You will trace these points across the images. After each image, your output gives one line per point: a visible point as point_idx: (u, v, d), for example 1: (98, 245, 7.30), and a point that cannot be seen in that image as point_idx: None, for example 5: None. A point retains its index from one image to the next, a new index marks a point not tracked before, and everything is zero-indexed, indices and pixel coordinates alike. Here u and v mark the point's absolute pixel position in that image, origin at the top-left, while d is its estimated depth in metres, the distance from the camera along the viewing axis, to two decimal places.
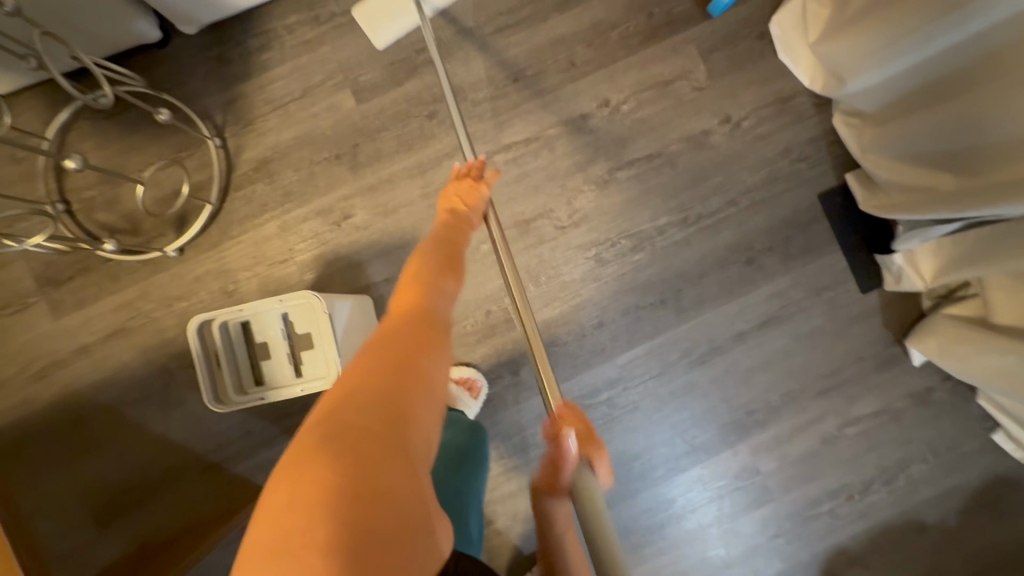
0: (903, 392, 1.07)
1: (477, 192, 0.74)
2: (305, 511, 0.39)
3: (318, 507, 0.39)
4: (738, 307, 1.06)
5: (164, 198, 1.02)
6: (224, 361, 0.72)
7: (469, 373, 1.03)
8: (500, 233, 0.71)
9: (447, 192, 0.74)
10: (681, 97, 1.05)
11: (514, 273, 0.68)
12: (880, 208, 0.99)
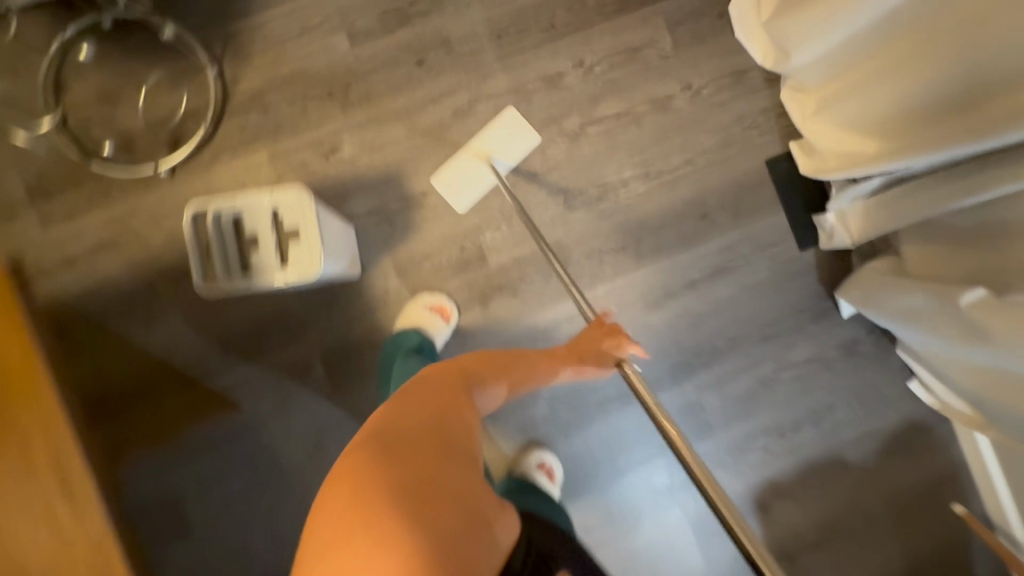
0: (834, 341, 1.19)
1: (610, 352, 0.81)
2: (384, 516, 0.53)
3: (377, 511, 0.53)
4: (692, 256, 1.17)
5: (160, 120, 1.07)
6: (218, 249, 0.79)
7: (440, 299, 1.10)
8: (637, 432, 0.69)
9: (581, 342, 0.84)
10: (648, 64, 1.16)
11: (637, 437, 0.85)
12: (817, 169, 1.12)
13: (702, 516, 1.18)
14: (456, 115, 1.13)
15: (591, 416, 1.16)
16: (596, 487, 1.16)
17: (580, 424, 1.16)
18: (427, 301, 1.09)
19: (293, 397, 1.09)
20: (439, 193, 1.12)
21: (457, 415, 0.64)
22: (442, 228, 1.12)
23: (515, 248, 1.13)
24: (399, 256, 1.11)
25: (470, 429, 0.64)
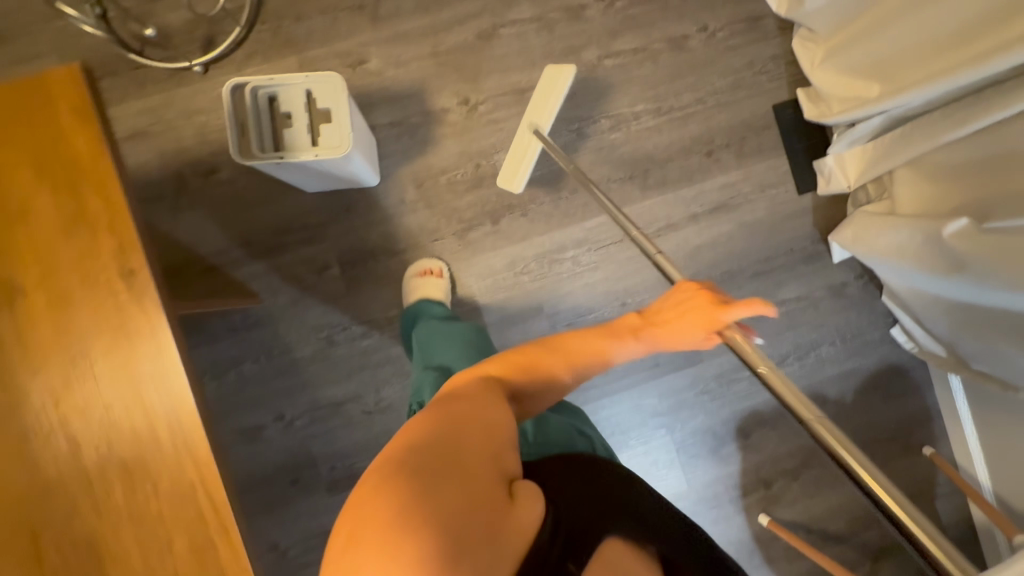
0: (823, 283, 1.25)
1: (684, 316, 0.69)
2: (381, 528, 0.49)
3: (382, 532, 0.48)
4: (695, 192, 1.22)
5: (197, 18, 1.11)
6: (253, 123, 0.83)
7: (429, 264, 1.14)
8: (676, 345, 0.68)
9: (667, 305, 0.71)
10: (667, 3, 1.21)
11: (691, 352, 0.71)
12: (820, 115, 1.17)
13: (686, 439, 1.25)
14: (480, 38, 1.17)
15: None
16: (588, 404, 1.23)
17: None
18: (417, 268, 1.13)
19: (309, 292, 1.15)
20: (459, 111, 1.17)
21: (468, 422, 0.57)
22: (459, 145, 1.17)
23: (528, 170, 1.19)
24: (417, 169, 1.17)
25: (483, 430, 0.57)
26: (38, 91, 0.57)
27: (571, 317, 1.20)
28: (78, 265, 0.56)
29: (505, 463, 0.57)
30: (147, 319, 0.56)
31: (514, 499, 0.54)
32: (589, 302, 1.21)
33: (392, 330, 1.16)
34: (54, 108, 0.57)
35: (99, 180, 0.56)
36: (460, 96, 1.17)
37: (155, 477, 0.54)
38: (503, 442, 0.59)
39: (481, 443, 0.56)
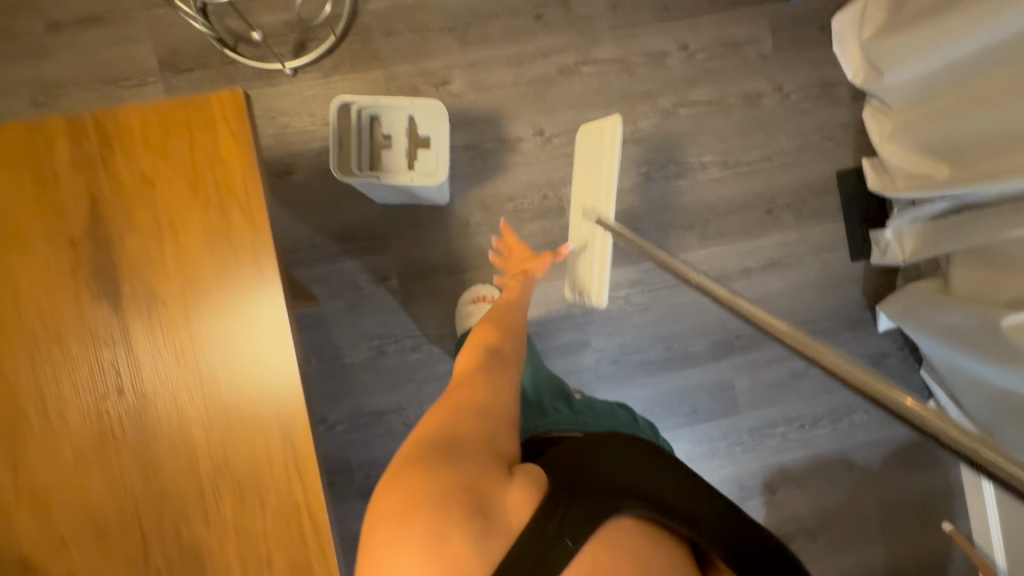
0: (864, 350, 1.28)
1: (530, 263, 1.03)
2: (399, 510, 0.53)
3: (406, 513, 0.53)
4: (751, 247, 1.25)
5: (292, 22, 1.13)
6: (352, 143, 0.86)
7: (479, 290, 1.16)
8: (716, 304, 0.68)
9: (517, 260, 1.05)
10: (746, 60, 1.23)
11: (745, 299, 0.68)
12: (884, 188, 1.20)
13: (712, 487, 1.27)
14: (561, 72, 1.19)
15: (632, 376, 1.24)
16: None
17: (620, 383, 1.23)
18: (470, 295, 1.15)
19: (366, 301, 1.17)
20: (533, 141, 1.19)
21: (459, 412, 0.64)
22: (529, 174, 1.19)
23: None
24: (485, 193, 1.19)
25: (470, 416, 0.63)
26: (206, 107, 0.54)
27: (616, 354, 1.23)
28: (204, 229, 0.54)
29: (501, 443, 0.61)
30: (283, 349, 0.55)
31: (509, 471, 0.57)
32: (635, 341, 1.23)
33: (442, 347, 1.18)
34: (215, 126, 0.54)
35: (252, 207, 0.54)
36: (536, 127, 1.19)
37: (264, 494, 0.55)
38: (497, 424, 0.64)
39: (473, 424, 0.62)
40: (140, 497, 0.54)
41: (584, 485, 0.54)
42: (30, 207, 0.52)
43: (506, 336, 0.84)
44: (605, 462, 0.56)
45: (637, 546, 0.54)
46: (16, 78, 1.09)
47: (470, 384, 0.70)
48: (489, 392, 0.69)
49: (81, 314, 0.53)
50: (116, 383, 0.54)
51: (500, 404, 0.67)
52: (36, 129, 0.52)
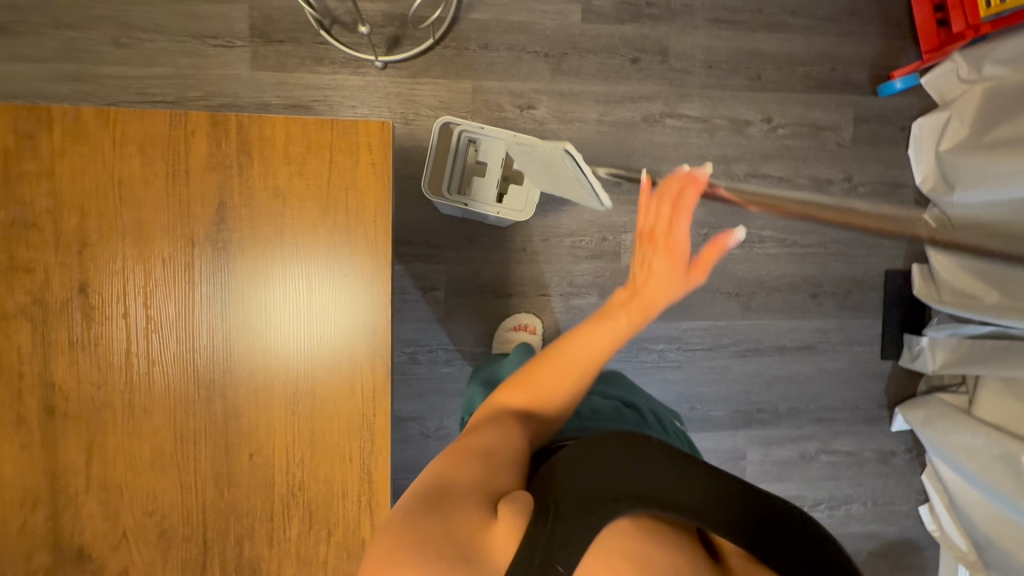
0: (874, 446, 1.30)
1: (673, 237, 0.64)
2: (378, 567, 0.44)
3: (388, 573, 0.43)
4: (790, 326, 1.26)
5: (392, 15, 1.11)
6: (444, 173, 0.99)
7: (523, 318, 1.16)
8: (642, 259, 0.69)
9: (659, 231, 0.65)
10: (824, 145, 1.24)
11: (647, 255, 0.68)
12: (926, 296, 1.22)
13: None
14: (645, 120, 1.19)
15: None
16: None
17: None
18: (511, 322, 1.16)
19: (408, 306, 1.16)
20: (604, 182, 1.18)
21: (455, 455, 0.52)
22: (593, 214, 1.18)
23: None
24: (548, 224, 1.17)
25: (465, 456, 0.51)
26: (349, 135, 0.57)
27: None
28: (324, 256, 0.58)
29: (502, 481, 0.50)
30: (368, 372, 0.58)
31: (499, 508, 0.46)
32: (660, 396, 1.24)
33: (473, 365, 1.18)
34: (356, 153, 0.58)
35: (376, 239, 0.58)
36: (609, 169, 1.19)
37: (331, 525, 0.58)
38: (505, 468, 0.51)
39: (476, 464, 0.50)
40: (208, 504, 0.56)
41: (566, 508, 0.44)
42: (167, 208, 0.56)
43: (544, 386, 0.61)
44: (588, 474, 0.46)
45: (641, 548, 0.46)
46: (100, 12, 1.04)
47: (483, 430, 0.55)
48: (504, 439, 0.54)
49: (187, 314, 0.56)
50: (206, 386, 0.57)
51: (508, 447, 0.53)
52: (178, 127, 0.55)
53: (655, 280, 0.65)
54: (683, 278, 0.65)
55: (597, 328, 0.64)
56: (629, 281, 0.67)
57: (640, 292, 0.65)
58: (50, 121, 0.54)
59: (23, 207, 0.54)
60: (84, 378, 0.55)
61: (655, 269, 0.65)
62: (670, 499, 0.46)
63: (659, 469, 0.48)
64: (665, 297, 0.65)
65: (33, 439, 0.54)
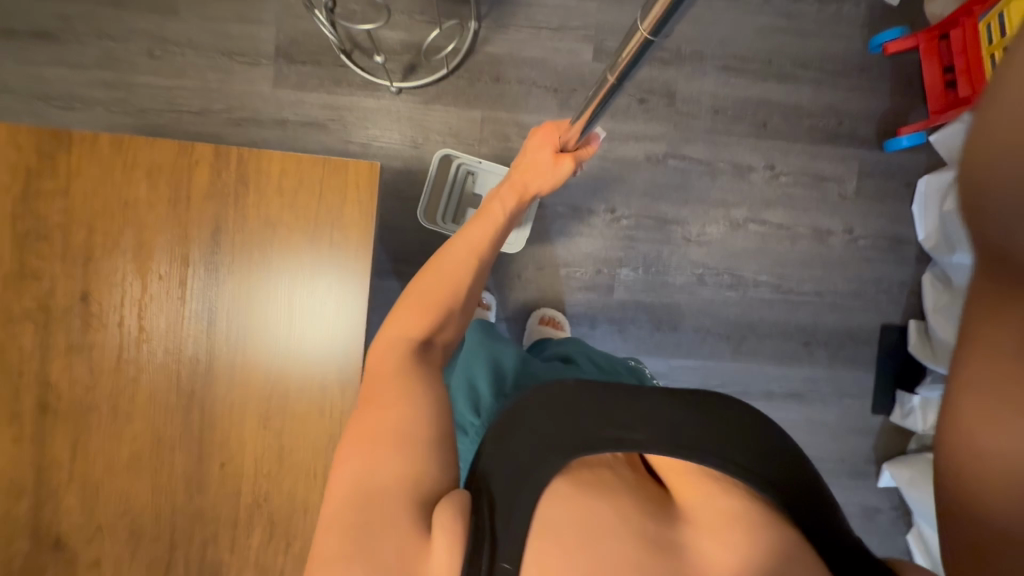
0: (860, 502, 1.28)
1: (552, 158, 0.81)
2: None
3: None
4: (780, 373, 1.25)
5: (411, 45, 1.16)
6: (446, 189, 1.12)
7: (548, 313, 1.18)
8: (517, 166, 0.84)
9: (535, 150, 0.82)
10: (826, 196, 1.25)
11: (522, 164, 0.83)
12: (923, 355, 1.20)
13: None
14: (648, 159, 1.21)
15: None
16: None
17: None
18: (538, 318, 1.18)
19: None
20: (602, 217, 1.21)
21: (375, 444, 0.51)
22: (588, 249, 1.21)
23: (639, 292, 1.22)
24: (543, 254, 1.20)
25: (388, 450, 0.51)
26: (340, 173, 0.62)
27: None
28: (302, 275, 0.62)
29: (429, 482, 0.51)
30: (340, 387, 0.62)
31: (434, 523, 0.47)
32: None
33: None
34: (344, 190, 0.62)
35: (355, 265, 0.62)
36: (609, 205, 1.21)
37: (291, 537, 0.61)
38: (430, 460, 0.51)
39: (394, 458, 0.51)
40: (178, 508, 0.60)
41: (499, 497, 0.47)
42: (166, 227, 0.60)
43: (435, 291, 0.66)
44: (509, 455, 0.50)
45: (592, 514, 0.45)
46: (139, 26, 1.12)
47: (389, 398, 0.54)
48: (416, 412, 0.54)
49: (176, 327, 0.60)
50: (187, 396, 0.60)
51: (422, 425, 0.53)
52: (184, 156, 0.60)
53: (533, 157, 0.82)
54: (555, 160, 0.81)
55: (472, 226, 0.75)
56: (513, 170, 0.84)
57: (515, 172, 0.82)
58: (69, 144, 0.59)
59: (37, 221, 0.59)
60: (76, 382, 0.59)
61: (532, 146, 0.83)
62: (603, 437, 0.49)
63: (578, 418, 0.50)
64: (540, 177, 0.82)
65: (25, 433, 0.58)
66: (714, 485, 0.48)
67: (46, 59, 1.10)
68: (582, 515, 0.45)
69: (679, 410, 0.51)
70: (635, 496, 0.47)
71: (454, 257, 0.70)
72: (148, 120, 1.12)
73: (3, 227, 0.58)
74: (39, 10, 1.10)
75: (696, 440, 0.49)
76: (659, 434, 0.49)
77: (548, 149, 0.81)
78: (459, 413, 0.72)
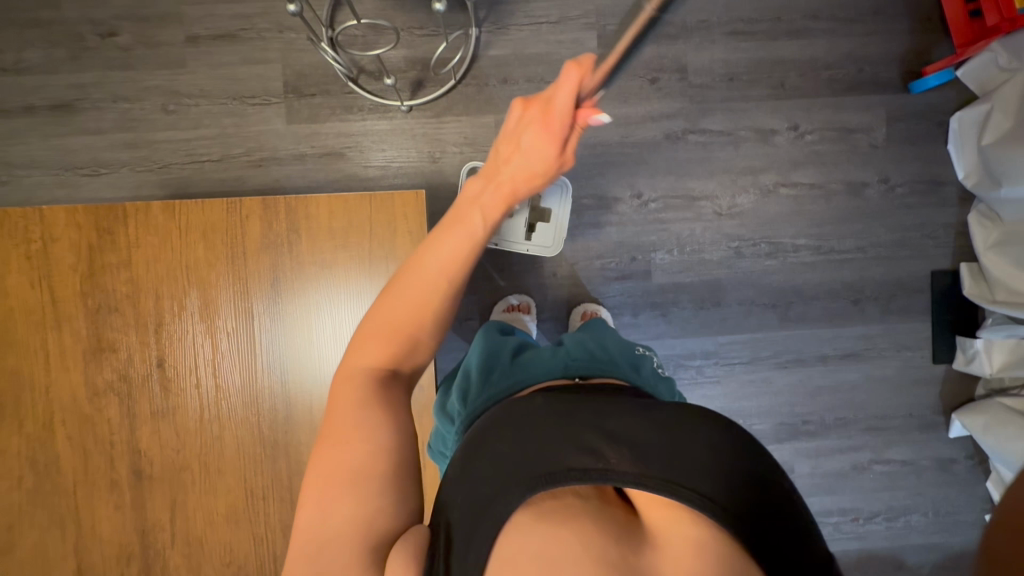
0: (932, 454, 1.24)
1: (542, 154, 0.58)
2: None
3: None
4: (832, 334, 1.22)
5: (415, 60, 1.16)
6: None
7: (591, 306, 1.16)
8: (487, 165, 0.61)
9: (517, 142, 0.59)
10: (856, 148, 1.21)
11: (494, 163, 0.61)
12: (979, 297, 1.16)
13: None
14: (668, 137, 1.19)
15: None
16: None
17: None
18: (580, 310, 1.16)
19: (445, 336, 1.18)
20: (630, 203, 1.19)
21: (331, 480, 0.48)
22: (620, 237, 1.20)
23: (678, 273, 1.21)
24: (575, 249, 1.19)
25: (343, 487, 0.47)
26: (388, 207, 0.66)
27: None
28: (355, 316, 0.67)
29: (387, 518, 0.48)
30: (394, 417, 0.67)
31: (386, 567, 0.45)
32: None
33: None
34: (393, 223, 0.67)
35: None
36: (635, 190, 1.19)
37: None
38: (389, 494, 0.48)
39: (351, 496, 0.47)
40: (279, 555, 0.65)
41: (457, 530, 0.46)
42: (228, 284, 0.66)
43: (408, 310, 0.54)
44: (475, 484, 0.47)
45: (552, 547, 0.40)
46: (151, 83, 1.14)
47: (348, 432, 0.49)
48: (374, 440, 0.49)
49: (250, 381, 0.66)
50: (271, 446, 0.66)
51: (377, 460, 0.48)
52: (235, 213, 0.66)
53: (528, 160, 0.58)
54: (556, 161, 0.58)
55: (444, 237, 0.56)
56: (488, 168, 0.61)
57: (500, 172, 0.60)
58: (126, 218, 0.65)
59: (106, 294, 0.65)
60: (165, 446, 0.65)
61: (527, 141, 0.58)
62: (565, 466, 0.45)
63: (545, 436, 0.48)
64: (532, 179, 0.59)
65: (125, 500, 0.65)
66: (687, 517, 0.42)
67: (69, 130, 1.13)
68: (533, 545, 0.41)
69: (651, 433, 0.47)
70: (599, 519, 0.42)
71: (423, 283, 0.54)
72: (172, 175, 1.14)
73: (77, 306, 0.65)
74: (55, 82, 1.12)
75: (670, 468, 0.44)
76: (628, 461, 0.45)
77: (534, 139, 0.57)
78: (452, 404, 0.70)
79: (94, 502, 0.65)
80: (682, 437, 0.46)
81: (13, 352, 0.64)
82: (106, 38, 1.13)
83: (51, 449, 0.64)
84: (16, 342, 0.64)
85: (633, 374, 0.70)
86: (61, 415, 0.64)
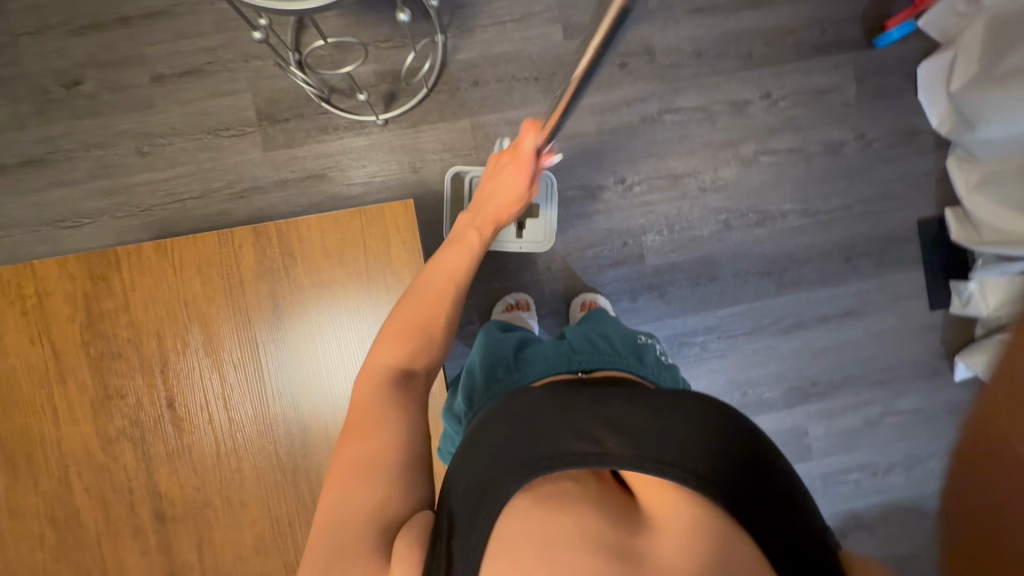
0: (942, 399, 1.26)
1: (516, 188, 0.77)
2: None
3: None
4: (830, 294, 1.24)
5: (384, 74, 1.16)
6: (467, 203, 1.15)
7: (590, 296, 1.16)
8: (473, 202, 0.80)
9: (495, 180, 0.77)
10: (829, 109, 1.23)
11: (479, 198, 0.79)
12: (966, 239, 1.17)
13: None
14: (644, 120, 1.20)
15: None
16: None
17: None
18: (579, 301, 1.17)
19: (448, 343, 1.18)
20: (615, 189, 1.20)
21: (346, 470, 0.50)
22: (608, 223, 1.20)
23: (671, 253, 1.21)
24: (568, 241, 1.20)
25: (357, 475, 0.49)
26: (378, 220, 0.67)
27: None
28: (357, 333, 0.68)
29: (396, 506, 0.48)
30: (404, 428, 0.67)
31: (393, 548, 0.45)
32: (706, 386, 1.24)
33: None
34: (386, 236, 0.67)
35: None
36: (618, 175, 1.20)
37: None
38: (401, 483, 0.49)
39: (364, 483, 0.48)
40: None
41: (459, 515, 0.44)
42: (229, 318, 0.66)
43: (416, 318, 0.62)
44: (472, 473, 0.46)
45: (547, 534, 0.41)
46: (123, 127, 1.13)
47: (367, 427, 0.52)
48: (390, 433, 0.52)
49: (262, 411, 0.66)
50: (292, 471, 0.66)
51: (393, 450, 0.50)
52: (227, 244, 0.66)
53: (505, 192, 0.77)
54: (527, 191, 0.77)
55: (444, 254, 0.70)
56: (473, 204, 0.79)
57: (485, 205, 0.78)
58: (118, 264, 0.65)
59: (107, 341, 0.65)
60: (186, 486, 0.65)
61: (503, 180, 0.77)
62: (565, 451, 0.44)
63: (549, 422, 0.47)
64: (511, 206, 0.78)
65: (151, 544, 0.64)
66: (683, 497, 0.43)
67: (44, 184, 1.12)
68: (528, 531, 0.41)
69: (648, 413, 0.46)
70: (598, 508, 0.43)
71: (433, 287, 0.65)
72: (154, 216, 1.13)
73: (80, 357, 0.64)
74: (24, 138, 1.11)
75: (667, 449, 0.44)
76: (626, 444, 0.44)
77: (507, 178, 0.77)
78: (458, 405, 0.71)
79: (118, 550, 0.64)
80: (692, 428, 0.45)
81: (22, 411, 0.63)
82: (71, 88, 1.12)
83: (70, 501, 0.64)
84: (21, 402, 0.63)
85: (639, 364, 0.70)
86: (75, 467, 0.64)
